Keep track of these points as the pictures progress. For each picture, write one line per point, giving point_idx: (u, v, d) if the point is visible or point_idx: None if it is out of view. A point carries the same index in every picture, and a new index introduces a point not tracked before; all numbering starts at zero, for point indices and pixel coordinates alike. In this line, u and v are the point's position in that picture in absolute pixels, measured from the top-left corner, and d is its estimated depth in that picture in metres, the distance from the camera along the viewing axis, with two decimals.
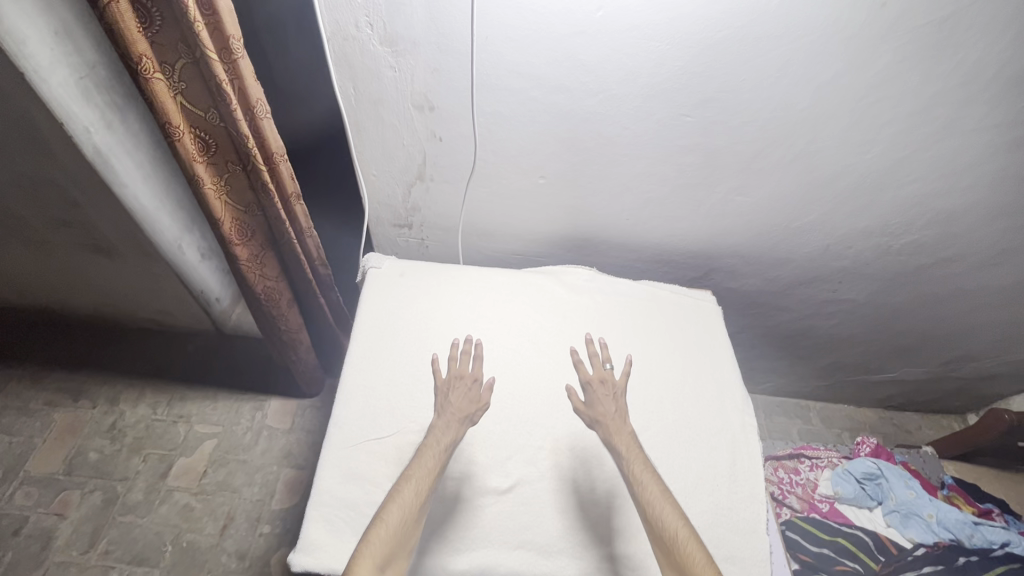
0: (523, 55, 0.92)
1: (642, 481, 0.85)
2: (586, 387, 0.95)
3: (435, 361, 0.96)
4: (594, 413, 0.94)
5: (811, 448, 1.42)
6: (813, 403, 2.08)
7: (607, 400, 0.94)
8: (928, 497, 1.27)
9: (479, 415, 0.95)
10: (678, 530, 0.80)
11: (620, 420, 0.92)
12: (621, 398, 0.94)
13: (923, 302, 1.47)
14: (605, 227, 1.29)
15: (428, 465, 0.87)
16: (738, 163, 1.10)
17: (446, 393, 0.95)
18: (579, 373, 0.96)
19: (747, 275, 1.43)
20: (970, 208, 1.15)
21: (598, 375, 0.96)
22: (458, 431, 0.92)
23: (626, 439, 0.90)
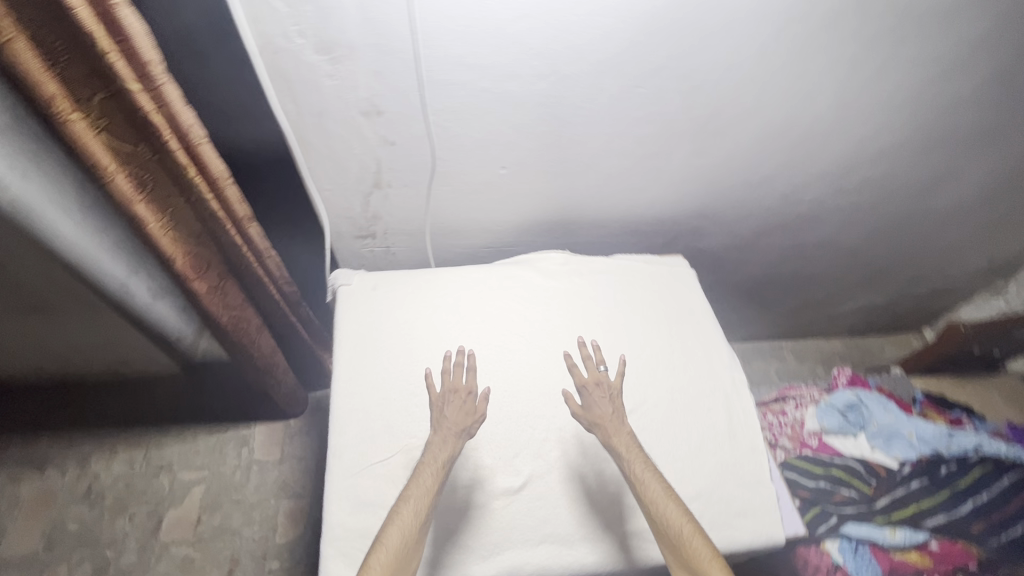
0: (468, 47, 0.88)
1: (644, 482, 0.88)
2: (582, 391, 0.95)
3: (427, 376, 0.94)
4: (592, 417, 0.94)
5: (794, 389, 1.50)
6: (786, 342, 2.17)
7: (602, 402, 0.94)
8: (905, 417, 1.34)
9: (475, 427, 0.94)
10: (682, 527, 0.84)
11: (618, 421, 0.93)
12: (618, 399, 0.95)
13: (876, 233, 1.55)
14: (572, 208, 1.28)
15: (426, 483, 0.87)
16: (695, 128, 1.11)
17: (440, 409, 0.93)
18: (573, 377, 0.96)
19: (714, 233, 1.45)
20: (913, 138, 1.20)
21: (593, 377, 0.96)
22: (454, 446, 0.91)
23: (624, 440, 0.92)
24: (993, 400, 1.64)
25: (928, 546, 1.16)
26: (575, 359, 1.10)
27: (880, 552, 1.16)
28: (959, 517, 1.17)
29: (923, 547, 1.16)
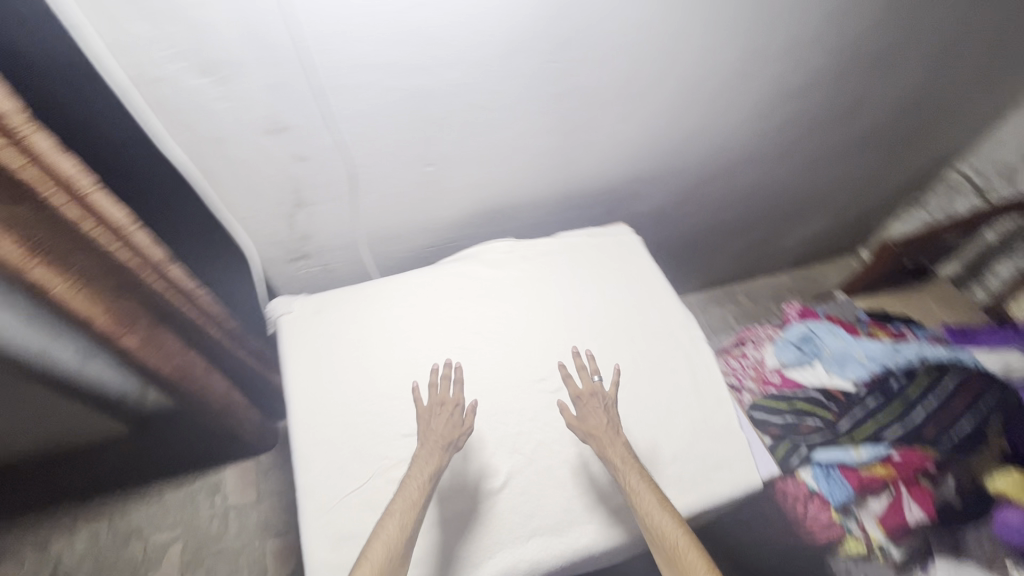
0: (365, 46, 0.82)
1: (638, 492, 0.86)
2: (576, 402, 0.95)
3: (414, 388, 0.92)
4: (586, 428, 0.93)
5: (751, 332, 1.57)
6: (738, 286, 2.24)
7: (598, 411, 0.94)
8: (853, 341, 1.41)
9: (462, 441, 0.92)
10: (677, 539, 0.81)
11: (612, 433, 0.92)
12: (612, 410, 0.95)
13: (802, 167, 1.60)
14: (508, 194, 1.25)
15: (412, 495, 0.84)
16: (615, 94, 1.09)
17: (426, 422, 0.92)
18: (568, 387, 0.97)
19: (652, 194, 1.46)
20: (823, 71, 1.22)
21: (589, 388, 0.97)
22: (441, 459, 0.89)
23: (620, 451, 0.90)
24: (929, 307, 1.75)
25: (893, 458, 1.20)
26: (571, 370, 1.07)
27: (850, 472, 1.20)
28: (914, 424, 1.22)
29: (888, 460, 1.20)
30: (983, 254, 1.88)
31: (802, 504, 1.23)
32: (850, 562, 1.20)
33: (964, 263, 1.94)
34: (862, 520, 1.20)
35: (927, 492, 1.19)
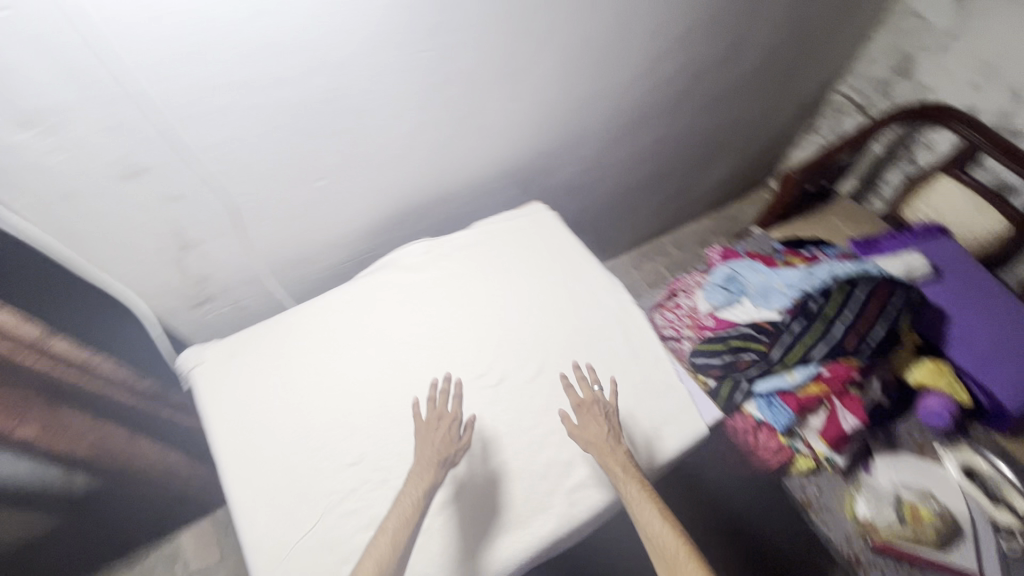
0: (213, 65, 0.75)
1: (637, 499, 0.82)
2: (577, 410, 0.94)
3: (412, 404, 0.90)
4: (586, 436, 0.91)
5: (680, 282, 1.62)
6: (665, 237, 2.30)
7: (601, 418, 0.92)
8: (772, 272, 1.46)
9: (457, 458, 0.89)
10: (676, 547, 0.77)
11: (613, 441, 0.89)
12: (613, 418, 0.92)
13: (698, 114, 1.65)
14: (413, 193, 1.21)
15: (404, 507, 0.82)
16: (499, 72, 1.06)
17: (423, 437, 0.89)
18: (569, 397, 0.96)
19: (561, 165, 1.46)
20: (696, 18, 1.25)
21: (592, 394, 0.96)
22: (436, 475, 0.85)
23: (620, 459, 0.87)
24: (837, 226, 1.86)
25: (822, 374, 1.27)
26: (573, 381, 1.03)
27: (788, 396, 1.27)
28: (837, 340, 1.27)
29: (817, 377, 1.27)
30: (875, 165, 2.01)
31: (753, 435, 1.29)
32: (803, 478, 1.29)
33: (860, 176, 2.07)
34: (806, 438, 1.27)
35: (857, 400, 1.27)
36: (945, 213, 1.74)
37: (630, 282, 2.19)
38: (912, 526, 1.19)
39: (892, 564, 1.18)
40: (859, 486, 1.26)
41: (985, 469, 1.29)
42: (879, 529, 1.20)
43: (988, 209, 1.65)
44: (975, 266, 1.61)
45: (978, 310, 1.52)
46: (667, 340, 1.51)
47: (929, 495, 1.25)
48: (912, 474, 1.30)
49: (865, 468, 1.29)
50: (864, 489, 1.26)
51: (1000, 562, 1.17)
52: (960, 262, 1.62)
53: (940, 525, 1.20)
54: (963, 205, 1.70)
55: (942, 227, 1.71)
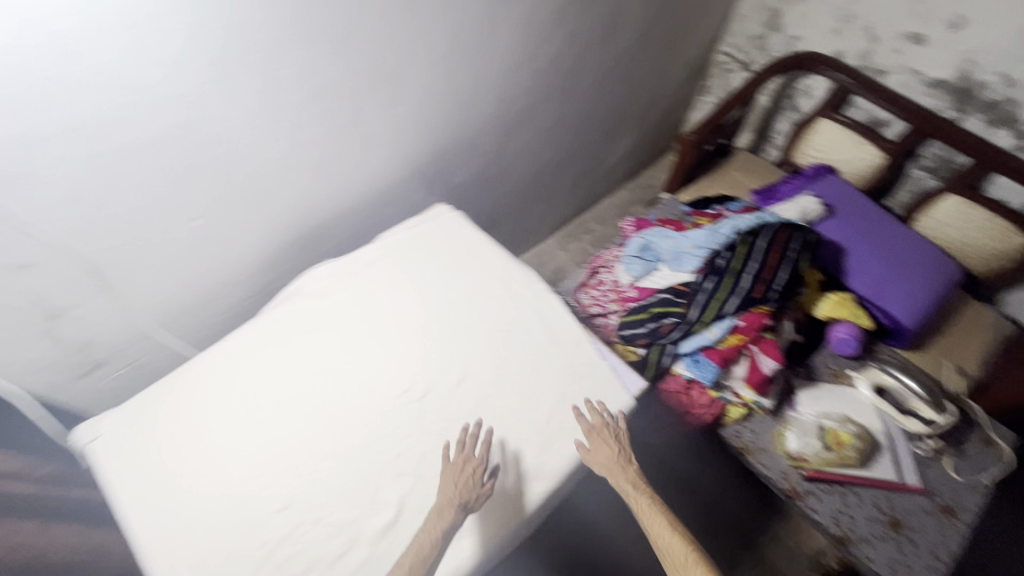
0: (32, 118, 0.69)
1: (648, 515, 0.97)
2: (588, 435, 0.98)
3: (444, 447, 0.94)
4: (596, 459, 0.95)
5: (600, 258, 1.64)
6: (586, 215, 2.34)
7: (612, 444, 0.96)
8: (680, 235, 1.51)
9: (474, 504, 0.88)
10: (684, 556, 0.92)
11: (622, 464, 0.96)
12: (622, 442, 0.97)
13: (590, 92, 1.67)
14: (307, 216, 1.16)
15: (418, 543, 0.84)
16: (370, 78, 1.03)
17: (448, 477, 0.90)
18: (580, 422, 0.99)
19: (463, 162, 1.44)
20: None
21: (602, 418, 1.00)
22: (455, 517, 0.87)
23: (632, 480, 0.97)
24: (739, 180, 1.94)
25: (738, 325, 1.33)
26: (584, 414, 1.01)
27: (712, 352, 1.32)
28: (746, 290, 1.34)
29: (734, 329, 1.33)
30: (765, 117, 2.11)
31: (687, 394, 1.34)
32: (738, 425, 1.35)
33: (754, 129, 2.17)
34: (734, 387, 1.33)
35: (773, 343, 1.34)
36: (829, 152, 1.85)
37: (559, 264, 2.21)
38: (837, 453, 1.26)
39: (826, 489, 1.27)
40: (788, 423, 1.33)
41: (893, 382, 1.37)
42: (810, 460, 1.27)
43: (866, 144, 1.77)
44: (860, 198, 1.74)
45: (868, 238, 1.64)
46: (596, 317, 1.52)
47: (847, 420, 1.32)
48: (831, 402, 1.38)
49: (791, 406, 1.38)
50: (792, 426, 1.32)
51: (915, 463, 1.32)
52: (847, 197, 1.74)
53: (860, 444, 1.27)
54: (844, 143, 1.81)
55: (829, 167, 1.83)
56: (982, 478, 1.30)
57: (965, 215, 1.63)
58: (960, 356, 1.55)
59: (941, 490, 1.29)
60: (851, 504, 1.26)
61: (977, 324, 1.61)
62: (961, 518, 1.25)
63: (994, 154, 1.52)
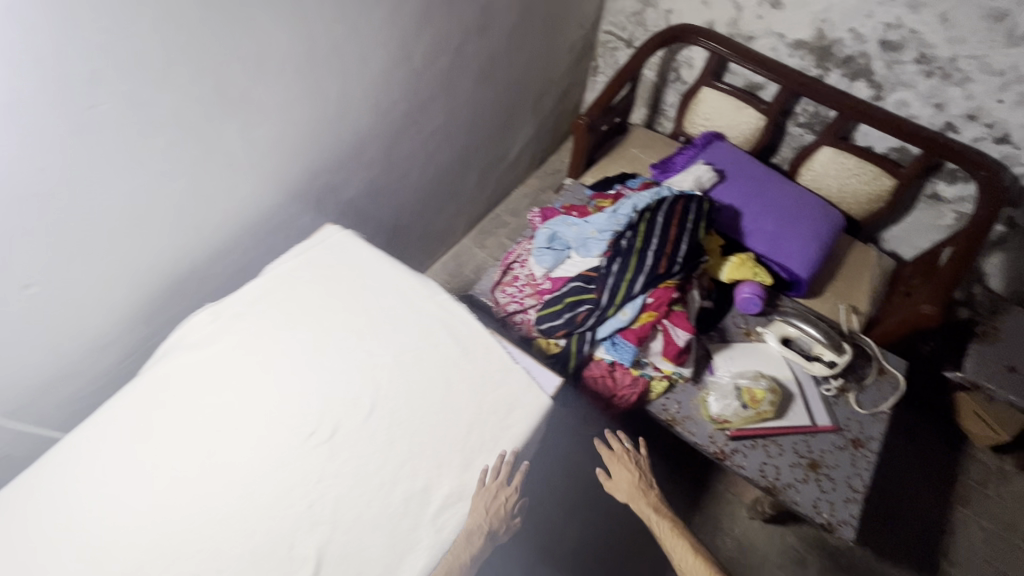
0: None
1: (665, 532, 1.12)
2: (610, 464, 1.21)
3: (481, 471, 0.92)
4: (620, 485, 1.19)
5: (512, 254, 1.61)
6: (499, 209, 2.31)
7: (631, 468, 1.19)
8: (585, 221, 1.51)
9: (501, 527, 0.91)
10: (692, 567, 1.07)
11: (641, 489, 1.17)
12: (640, 470, 1.20)
13: (475, 87, 1.63)
14: (173, 260, 1.06)
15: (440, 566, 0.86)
16: (212, 98, 0.95)
17: (483, 500, 0.90)
18: (605, 452, 1.22)
19: (349, 175, 1.37)
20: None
21: (623, 446, 1.22)
22: (480, 542, 0.88)
23: (652, 501, 1.16)
24: (638, 157, 1.97)
25: (648, 302, 1.35)
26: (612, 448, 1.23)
27: (628, 333, 1.34)
28: (651, 267, 1.35)
29: (645, 307, 1.35)
30: (655, 91, 2.15)
31: (611, 377, 1.36)
32: (663, 398, 1.38)
33: (647, 104, 2.21)
34: (654, 362, 1.36)
35: (683, 314, 1.37)
36: (715, 119, 1.91)
37: (479, 262, 2.17)
38: (754, 410, 1.32)
39: (751, 444, 1.34)
40: (709, 387, 1.38)
41: (797, 332, 1.46)
42: (731, 420, 1.33)
43: (746, 108, 1.84)
44: (748, 160, 1.81)
45: (759, 199, 1.72)
46: (514, 315, 1.50)
47: (760, 375, 1.37)
48: (745, 361, 1.44)
49: (709, 370, 1.43)
50: (712, 390, 1.37)
51: (824, 404, 1.40)
52: (736, 160, 1.81)
53: (774, 397, 1.33)
54: (727, 109, 1.88)
55: (716, 133, 1.89)
56: (880, 406, 1.40)
57: (840, 164, 1.75)
58: (853, 297, 1.66)
59: (848, 425, 1.38)
60: (773, 454, 1.33)
61: (864, 265, 1.73)
62: (869, 447, 1.35)
63: (855, 107, 1.64)
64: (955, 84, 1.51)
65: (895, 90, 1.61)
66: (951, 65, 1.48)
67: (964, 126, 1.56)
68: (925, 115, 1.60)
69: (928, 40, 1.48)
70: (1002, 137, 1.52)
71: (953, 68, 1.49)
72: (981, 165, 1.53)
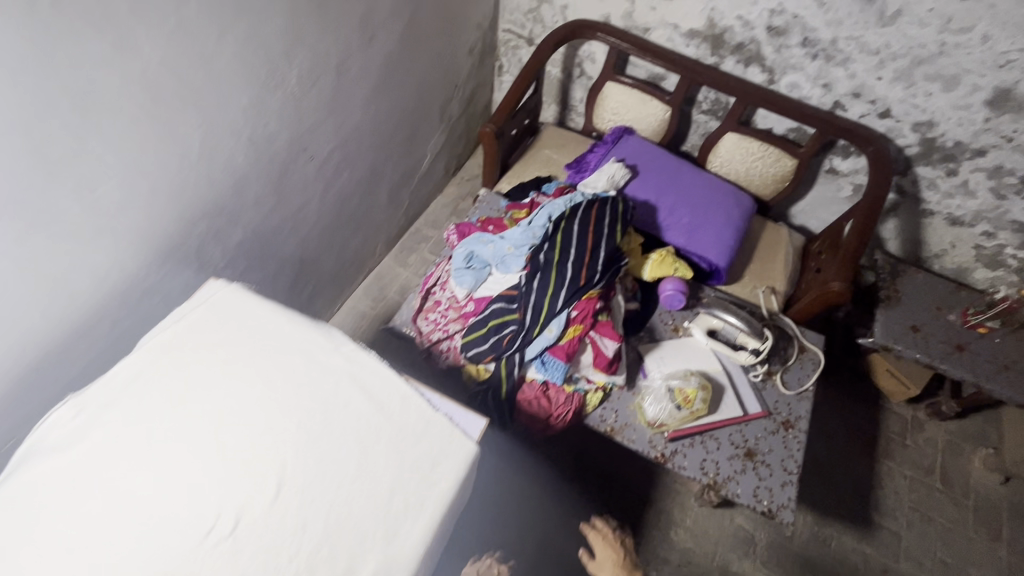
0: None
1: None
2: (593, 545, 1.14)
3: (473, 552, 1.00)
4: (602, 566, 1.12)
5: (430, 276, 1.53)
6: (419, 223, 2.20)
7: (616, 548, 1.14)
8: (501, 236, 1.44)
9: None
10: None
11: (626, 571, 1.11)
12: (624, 550, 1.14)
13: (368, 103, 1.51)
14: (14, 352, 0.90)
15: None
16: (29, 164, 0.80)
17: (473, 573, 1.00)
18: (589, 532, 1.16)
19: (234, 219, 1.23)
20: (283, 18, 1.09)
21: (606, 524, 1.17)
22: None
23: None
24: (552, 158, 1.92)
25: (573, 316, 1.31)
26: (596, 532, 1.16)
27: (556, 349, 1.30)
28: (571, 280, 1.31)
29: (571, 320, 1.31)
30: (562, 87, 2.11)
31: (545, 397, 1.32)
32: (600, 408, 1.36)
33: (557, 101, 2.16)
34: (586, 375, 1.34)
35: (609, 323, 1.34)
36: (623, 113, 1.89)
37: (403, 282, 2.06)
38: (688, 410, 1.31)
39: (690, 443, 1.34)
40: (643, 392, 1.37)
41: (720, 323, 1.48)
42: (667, 422, 1.32)
43: (651, 100, 1.83)
44: (659, 152, 1.81)
45: (672, 191, 1.72)
46: (440, 342, 1.42)
47: (689, 374, 1.37)
48: (675, 359, 1.44)
49: (642, 374, 1.42)
50: (646, 395, 1.35)
51: (754, 390, 1.42)
52: (647, 153, 1.80)
53: (705, 394, 1.33)
54: (633, 103, 1.86)
55: (625, 128, 1.88)
56: (804, 385, 1.45)
57: (745, 149, 1.78)
58: (770, 278, 1.71)
59: (778, 408, 1.41)
60: (711, 449, 1.34)
61: (777, 244, 1.79)
62: (798, 427, 1.39)
63: (751, 92, 1.67)
64: (838, 65, 1.56)
65: (786, 73, 1.65)
66: (833, 47, 1.53)
67: (851, 103, 1.62)
68: (815, 95, 1.65)
69: (810, 24, 1.52)
70: (885, 111, 1.59)
71: (836, 49, 1.53)
72: (868, 141, 1.60)
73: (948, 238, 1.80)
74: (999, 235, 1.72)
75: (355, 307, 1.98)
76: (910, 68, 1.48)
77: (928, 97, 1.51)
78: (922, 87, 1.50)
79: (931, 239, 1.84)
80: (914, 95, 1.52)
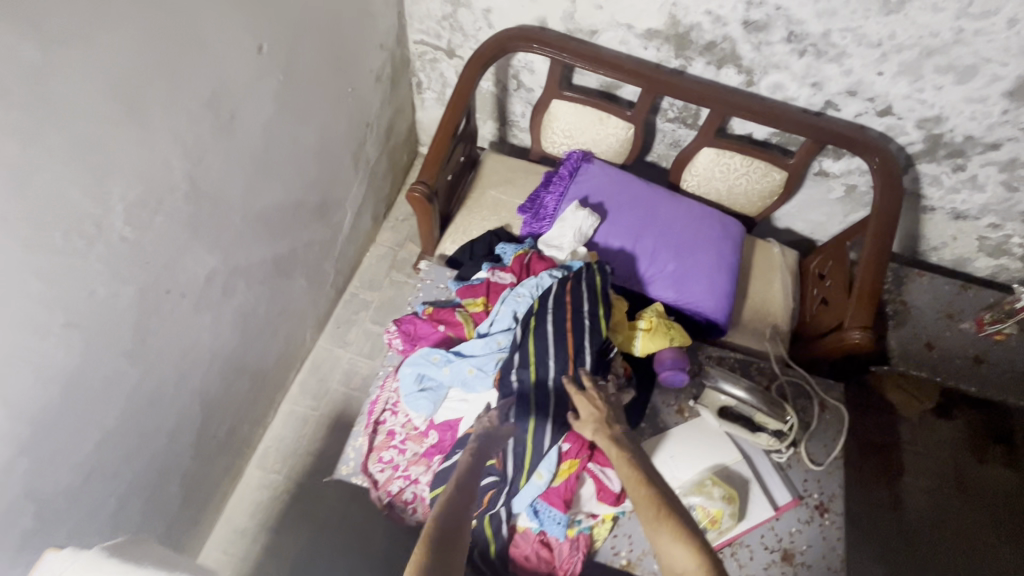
0: None
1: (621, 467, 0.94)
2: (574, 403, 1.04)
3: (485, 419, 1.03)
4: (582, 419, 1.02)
5: (375, 400, 1.22)
6: (353, 286, 1.84)
7: (599, 405, 1.02)
8: (456, 352, 1.13)
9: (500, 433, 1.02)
10: (652, 507, 0.87)
11: (603, 427, 1.00)
12: (604, 407, 1.02)
13: (251, 193, 1.13)
14: None
15: (463, 460, 0.95)
16: None
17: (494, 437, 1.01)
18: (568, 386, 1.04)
19: (83, 422, 0.87)
20: (57, 152, 0.70)
21: (595, 384, 1.05)
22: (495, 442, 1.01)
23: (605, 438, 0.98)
24: (501, 200, 1.58)
25: (565, 449, 1.06)
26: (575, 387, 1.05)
27: (550, 495, 1.04)
28: (556, 408, 1.06)
29: (563, 456, 1.06)
30: (498, 102, 1.74)
31: (545, 547, 1.07)
32: (611, 537, 1.09)
33: (494, 117, 1.79)
34: (589, 510, 1.07)
35: None
36: (578, 135, 1.57)
37: (347, 366, 1.71)
38: (715, 532, 1.11)
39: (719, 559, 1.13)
40: None
41: (730, 401, 1.24)
42: None
43: (609, 118, 1.51)
44: (627, 179, 1.50)
45: (650, 232, 1.44)
46: (402, 492, 1.13)
47: (712, 485, 1.13)
48: (691, 455, 1.19)
49: None
50: None
51: (779, 474, 1.21)
52: (613, 184, 1.49)
53: (733, 509, 1.12)
54: (588, 122, 1.53)
55: (582, 152, 1.56)
56: (831, 454, 1.24)
57: (725, 165, 1.51)
58: (769, 316, 1.50)
59: (808, 490, 1.21)
60: (744, 562, 1.13)
61: (772, 268, 1.56)
62: (834, 510, 1.19)
63: (729, 101, 1.37)
64: (831, 61, 1.28)
65: (767, 73, 1.35)
66: (824, 41, 1.25)
67: (845, 102, 1.35)
68: (802, 96, 1.37)
69: (796, 16, 1.22)
70: (885, 109, 1.33)
71: (827, 44, 1.25)
72: (871, 149, 1.35)
73: (950, 232, 1.60)
74: (1006, 226, 1.53)
75: (293, 410, 1.63)
76: (919, 59, 1.22)
77: (937, 91, 1.26)
78: (930, 80, 1.25)
79: (930, 234, 1.63)
80: (920, 89, 1.27)
